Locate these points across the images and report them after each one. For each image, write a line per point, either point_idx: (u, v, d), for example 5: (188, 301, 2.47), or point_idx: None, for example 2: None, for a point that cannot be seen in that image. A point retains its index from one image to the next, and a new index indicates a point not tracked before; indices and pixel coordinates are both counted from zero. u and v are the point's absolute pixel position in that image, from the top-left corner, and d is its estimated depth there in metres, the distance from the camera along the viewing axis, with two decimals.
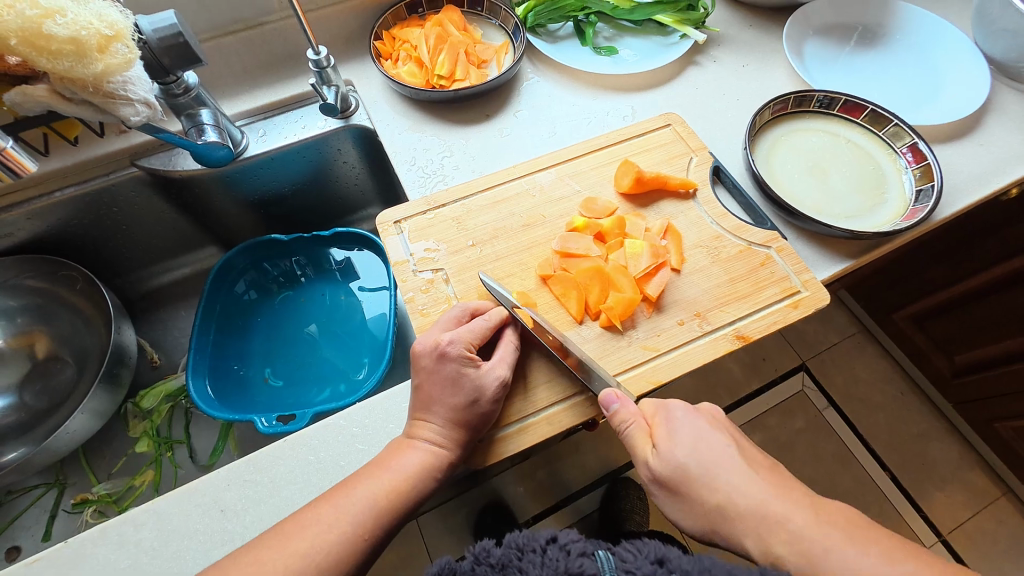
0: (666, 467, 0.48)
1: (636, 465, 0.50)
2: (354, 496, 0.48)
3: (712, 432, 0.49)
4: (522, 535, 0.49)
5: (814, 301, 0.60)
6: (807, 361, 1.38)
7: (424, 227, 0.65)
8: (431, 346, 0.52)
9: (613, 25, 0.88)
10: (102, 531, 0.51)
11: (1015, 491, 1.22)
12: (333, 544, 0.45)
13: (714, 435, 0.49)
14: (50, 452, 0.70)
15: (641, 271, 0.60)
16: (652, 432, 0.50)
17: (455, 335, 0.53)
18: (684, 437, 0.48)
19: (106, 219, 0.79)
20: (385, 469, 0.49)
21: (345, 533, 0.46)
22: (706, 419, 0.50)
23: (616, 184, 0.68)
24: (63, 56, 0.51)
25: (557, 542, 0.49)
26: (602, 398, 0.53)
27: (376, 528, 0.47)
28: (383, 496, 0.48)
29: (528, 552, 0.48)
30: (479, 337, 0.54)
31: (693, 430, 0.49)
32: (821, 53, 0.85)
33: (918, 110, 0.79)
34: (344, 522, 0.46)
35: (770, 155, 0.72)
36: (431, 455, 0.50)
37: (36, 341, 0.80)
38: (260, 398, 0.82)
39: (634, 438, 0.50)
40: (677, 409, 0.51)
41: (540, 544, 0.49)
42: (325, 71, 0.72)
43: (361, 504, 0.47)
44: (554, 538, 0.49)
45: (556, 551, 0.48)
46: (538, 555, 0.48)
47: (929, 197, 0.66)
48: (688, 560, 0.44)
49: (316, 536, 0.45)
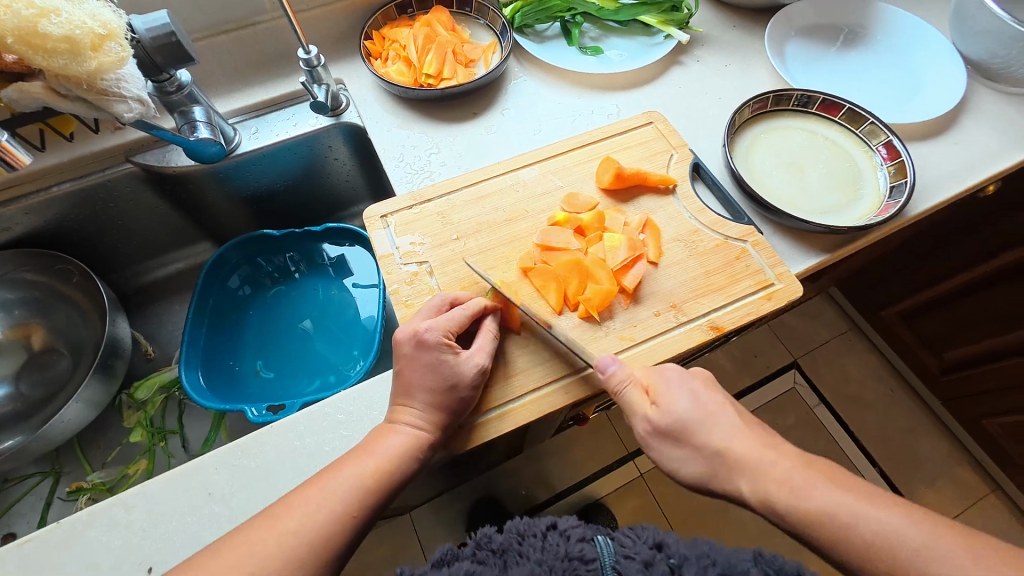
0: (667, 421, 0.50)
1: (632, 421, 0.53)
2: (340, 478, 0.49)
3: (704, 391, 0.52)
4: (524, 522, 0.57)
5: (787, 293, 0.62)
6: (798, 359, 1.40)
7: (409, 221, 0.67)
8: (410, 333, 0.54)
9: (599, 26, 0.90)
10: (96, 513, 0.53)
11: (1003, 487, 1.23)
12: (321, 522, 0.47)
13: (706, 393, 0.52)
14: (45, 440, 0.72)
15: (618, 263, 0.62)
16: (650, 392, 0.53)
17: (434, 322, 0.55)
18: (682, 394, 0.51)
19: (102, 214, 0.80)
20: (370, 453, 0.51)
21: (334, 512, 0.48)
22: (699, 380, 0.53)
23: (597, 179, 0.70)
24: (58, 55, 0.52)
25: (556, 529, 0.56)
26: (597, 362, 0.54)
27: (363, 508, 0.49)
28: (369, 477, 0.50)
29: (530, 536, 0.55)
30: (457, 324, 0.56)
31: (689, 389, 0.52)
32: (803, 52, 0.87)
33: (897, 109, 0.81)
34: (332, 502, 0.48)
35: (748, 152, 0.74)
36: (414, 438, 0.52)
37: (33, 333, 0.82)
38: (253, 390, 0.84)
39: (632, 397, 0.52)
40: (670, 371, 0.53)
41: (541, 530, 0.56)
42: (316, 70, 0.74)
43: (347, 485, 0.49)
44: (552, 526, 0.56)
45: (555, 536, 0.55)
46: (538, 540, 0.55)
47: (902, 192, 0.68)
48: (684, 546, 0.53)
49: (304, 516, 0.47)
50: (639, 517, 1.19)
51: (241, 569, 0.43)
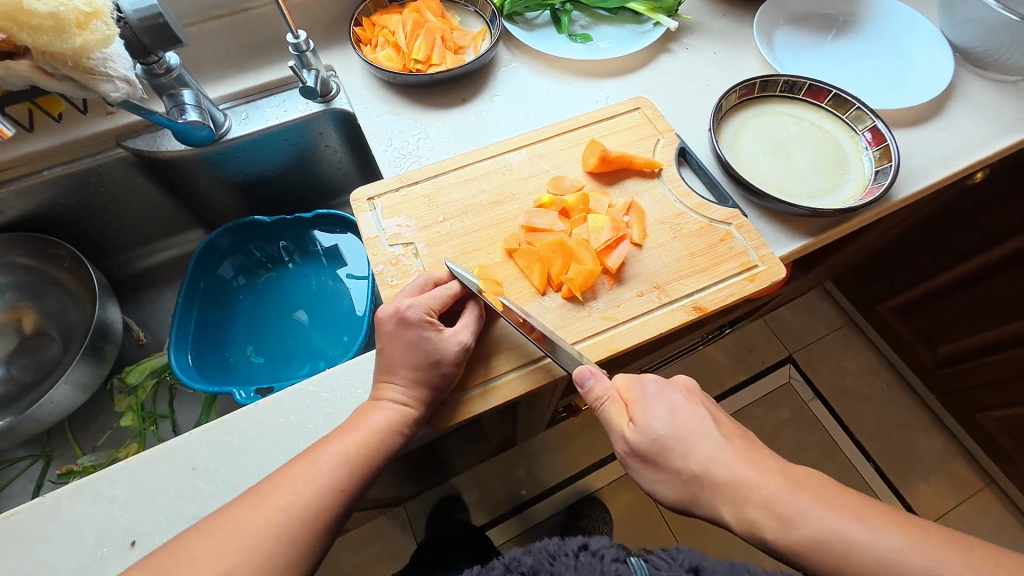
0: (644, 441, 0.49)
1: (612, 440, 0.52)
2: (327, 454, 0.50)
3: (682, 405, 0.51)
4: (554, 544, 0.54)
5: (770, 274, 0.62)
6: (793, 354, 1.40)
7: (395, 204, 0.68)
8: (392, 311, 0.55)
9: (589, 14, 0.91)
10: (82, 487, 0.53)
11: (997, 481, 1.23)
12: (310, 497, 0.47)
13: (684, 408, 0.51)
14: (34, 421, 0.72)
15: (602, 244, 0.62)
16: (629, 407, 0.52)
17: (416, 300, 0.55)
18: (659, 409, 0.50)
19: (93, 199, 0.81)
20: (355, 429, 0.52)
21: (322, 487, 0.48)
22: (679, 392, 0.52)
23: (583, 163, 0.70)
24: (43, 31, 0.53)
25: (588, 549, 0.53)
26: (577, 375, 0.54)
27: (351, 483, 0.50)
28: (354, 451, 0.50)
29: (560, 556, 0.52)
30: (439, 303, 0.56)
31: (668, 403, 0.51)
32: (792, 40, 0.87)
33: (885, 96, 0.81)
34: (318, 478, 0.48)
35: (735, 138, 0.74)
36: (397, 413, 0.53)
37: (24, 317, 0.82)
38: (244, 376, 0.84)
39: (611, 413, 0.52)
40: (651, 384, 0.53)
41: (571, 550, 0.53)
42: (305, 55, 0.74)
43: (334, 461, 0.49)
44: (584, 546, 0.53)
45: (588, 556, 0.52)
46: (570, 559, 0.52)
47: (887, 175, 0.68)
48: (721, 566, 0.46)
49: (292, 492, 0.47)
50: (633, 509, 1.19)
51: (230, 546, 0.44)
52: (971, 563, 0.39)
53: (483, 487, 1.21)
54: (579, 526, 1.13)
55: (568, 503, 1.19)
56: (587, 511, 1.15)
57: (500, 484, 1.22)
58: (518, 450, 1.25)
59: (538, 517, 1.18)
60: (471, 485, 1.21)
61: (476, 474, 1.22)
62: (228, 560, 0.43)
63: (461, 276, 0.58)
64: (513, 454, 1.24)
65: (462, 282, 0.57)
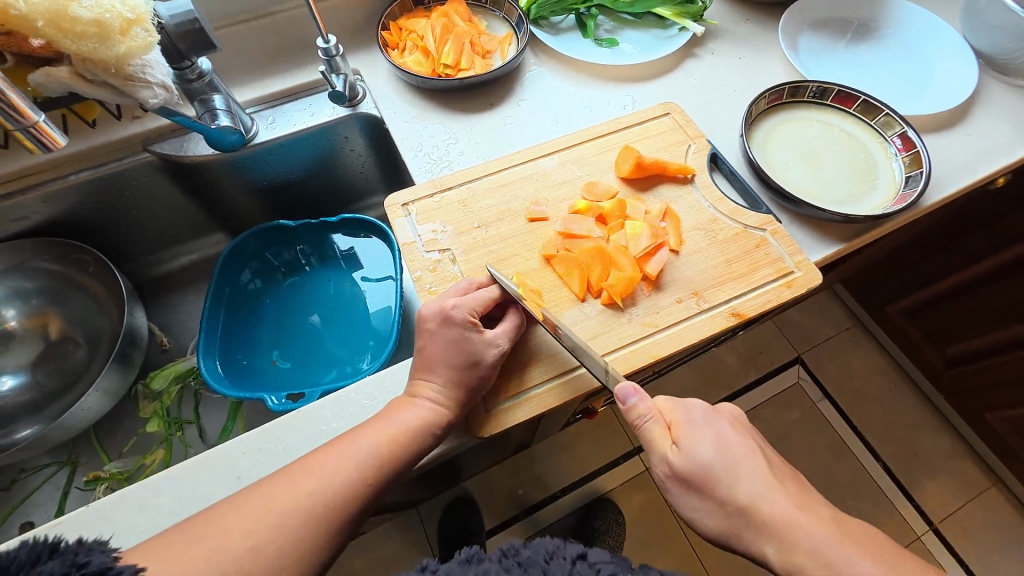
0: (691, 447, 0.50)
1: (653, 462, 0.52)
2: (358, 442, 0.50)
3: (731, 435, 0.51)
4: (553, 544, 0.58)
5: (806, 281, 0.63)
6: (803, 354, 1.40)
7: (430, 210, 0.68)
8: (436, 310, 0.55)
9: (614, 18, 0.91)
10: (123, 496, 0.53)
11: (1004, 480, 1.24)
12: (340, 485, 0.47)
13: (734, 438, 0.51)
14: (64, 429, 0.72)
15: (641, 251, 0.62)
16: (673, 431, 0.52)
17: (460, 300, 0.56)
18: (706, 437, 0.51)
19: (118, 204, 0.80)
20: (387, 421, 0.52)
21: (352, 476, 0.48)
22: (726, 421, 0.52)
23: (617, 169, 0.70)
24: (87, 38, 0.54)
25: (586, 559, 0.56)
26: (618, 390, 0.53)
27: (379, 476, 0.49)
28: (384, 444, 0.50)
29: (558, 558, 0.56)
30: (482, 305, 0.56)
31: (715, 432, 0.51)
32: (815, 45, 0.88)
33: (910, 101, 0.82)
34: (348, 467, 0.48)
35: (765, 142, 0.75)
36: (431, 412, 0.52)
37: (50, 323, 0.82)
38: (269, 380, 0.84)
39: (653, 433, 0.51)
40: (697, 411, 0.52)
41: (570, 556, 0.56)
42: (334, 59, 0.74)
43: (364, 450, 0.49)
44: (582, 556, 0.57)
45: (584, 565, 0.55)
46: (567, 563, 0.56)
47: (918, 182, 0.69)
48: None
49: (323, 476, 0.47)
50: (645, 511, 1.20)
51: (263, 523, 0.43)
52: None
53: (497, 489, 1.21)
54: (591, 526, 1.13)
55: (580, 505, 1.19)
56: (599, 512, 1.16)
57: (513, 486, 1.22)
58: (532, 452, 1.25)
59: (550, 518, 1.18)
60: (485, 487, 1.21)
61: (489, 475, 1.23)
62: (254, 537, 0.43)
63: (502, 281, 0.58)
64: (527, 457, 1.24)
65: (504, 287, 0.58)
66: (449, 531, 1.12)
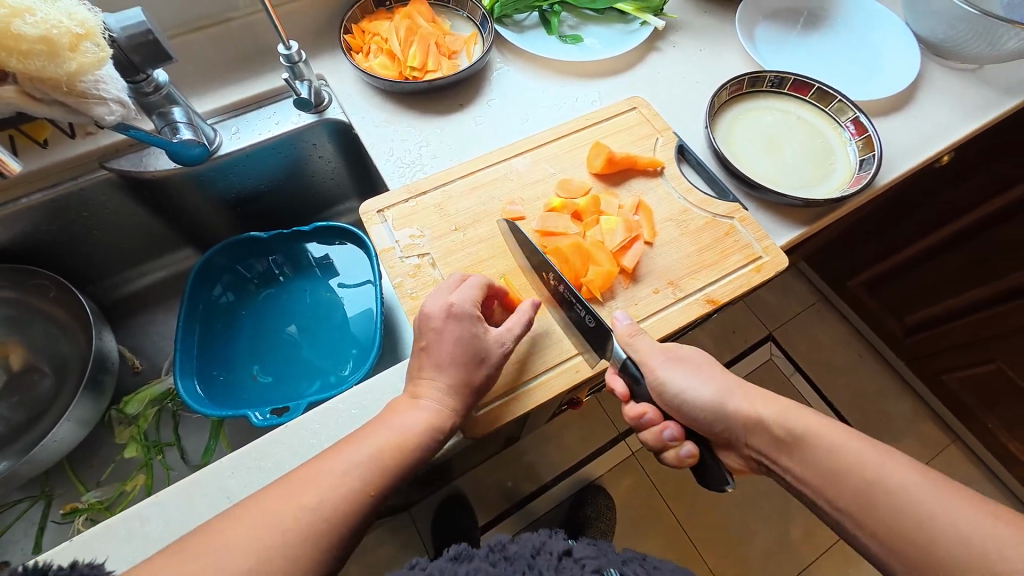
0: None
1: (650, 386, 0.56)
2: (359, 452, 0.48)
3: (686, 350, 0.58)
4: (540, 540, 0.60)
5: (774, 264, 0.66)
6: (774, 332, 1.46)
7: (406, 215, 0.67)
8: (440, 307, 0.55)
9: (577, 14, 0.92)
10: (109, 527, 0.52)
11: (961, 436, 1.33)
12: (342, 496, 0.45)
13: (693, 353, 0.58)
14: (34, 463, 0.70)
15: (617, 245, 0.64)
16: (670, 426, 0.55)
17: (463, 295, 0.56)
18: None
19: (76, 224, 0.77)
20: (387, 426, 0.51)
21: (353, 489, 0.46)
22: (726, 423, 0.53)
23: (589, 165, 0.72)
24: (34, 56, 0.52)
25: (571, 555, 0.59)
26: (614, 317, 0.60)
27: (382, 486, 0.47)
28: (388, 452, 0.49)
29: (544, 553, 0.58)
30: (479, 295, 0.57)
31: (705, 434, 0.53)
32: (770, 35, 0.91)
33: (861, 86, 0.86)
34: (347, 480, 0.46)
35: (729, 133, 0.77)
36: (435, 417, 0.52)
37: (10, 353, 0.78)
38: (251, 396, 0.83)
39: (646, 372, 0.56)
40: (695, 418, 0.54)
41: (556, 552, 0.59)
42: (297, 66, 0.72)
43: (364, 460, 0.48)
44: (567, 552, 0.59)
45: (570, 561, 0.58)
46: (555, 560, 0.58)
47: (871, 165, 0.72)
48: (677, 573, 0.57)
49: (328, 490, 0.45)
50: (633, 495, 1.23)
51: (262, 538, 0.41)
52: (965, 514, 0.44)
53: (489, 485, 1.23)
54: (584, 513, 1.15)
55: (571, 494, 1.22)
56: (590, 499, 1.18)
57: (504, 479, 1.23)
58: (521, 445, 1.27)
59: (543, 509, 1.21)
60: (476, 484, 1.22)
61: (479, 472, 1.23)
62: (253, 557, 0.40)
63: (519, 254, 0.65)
64: (516, 451, 1.26)
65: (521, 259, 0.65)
66: (443, 529, 1.13)
